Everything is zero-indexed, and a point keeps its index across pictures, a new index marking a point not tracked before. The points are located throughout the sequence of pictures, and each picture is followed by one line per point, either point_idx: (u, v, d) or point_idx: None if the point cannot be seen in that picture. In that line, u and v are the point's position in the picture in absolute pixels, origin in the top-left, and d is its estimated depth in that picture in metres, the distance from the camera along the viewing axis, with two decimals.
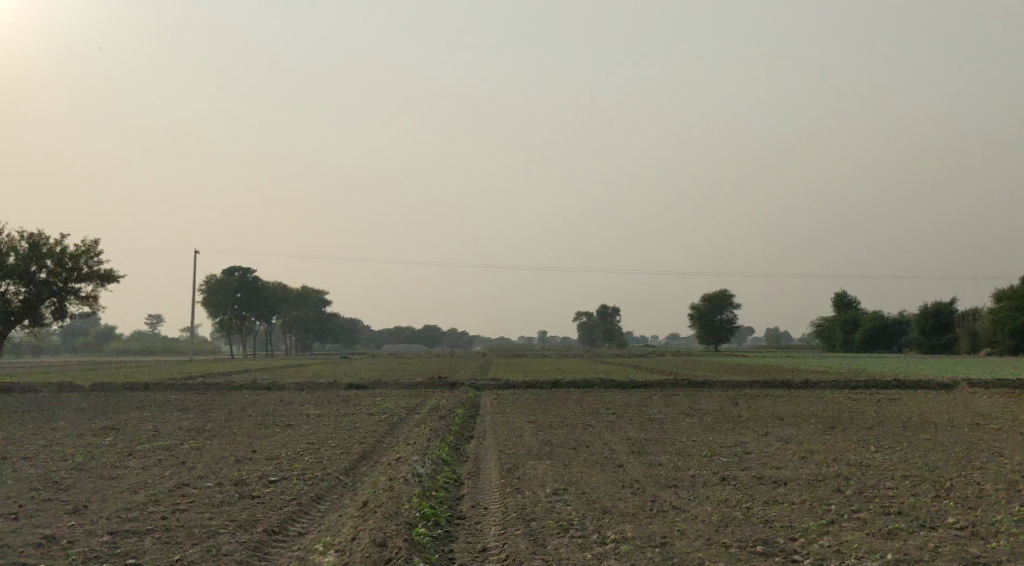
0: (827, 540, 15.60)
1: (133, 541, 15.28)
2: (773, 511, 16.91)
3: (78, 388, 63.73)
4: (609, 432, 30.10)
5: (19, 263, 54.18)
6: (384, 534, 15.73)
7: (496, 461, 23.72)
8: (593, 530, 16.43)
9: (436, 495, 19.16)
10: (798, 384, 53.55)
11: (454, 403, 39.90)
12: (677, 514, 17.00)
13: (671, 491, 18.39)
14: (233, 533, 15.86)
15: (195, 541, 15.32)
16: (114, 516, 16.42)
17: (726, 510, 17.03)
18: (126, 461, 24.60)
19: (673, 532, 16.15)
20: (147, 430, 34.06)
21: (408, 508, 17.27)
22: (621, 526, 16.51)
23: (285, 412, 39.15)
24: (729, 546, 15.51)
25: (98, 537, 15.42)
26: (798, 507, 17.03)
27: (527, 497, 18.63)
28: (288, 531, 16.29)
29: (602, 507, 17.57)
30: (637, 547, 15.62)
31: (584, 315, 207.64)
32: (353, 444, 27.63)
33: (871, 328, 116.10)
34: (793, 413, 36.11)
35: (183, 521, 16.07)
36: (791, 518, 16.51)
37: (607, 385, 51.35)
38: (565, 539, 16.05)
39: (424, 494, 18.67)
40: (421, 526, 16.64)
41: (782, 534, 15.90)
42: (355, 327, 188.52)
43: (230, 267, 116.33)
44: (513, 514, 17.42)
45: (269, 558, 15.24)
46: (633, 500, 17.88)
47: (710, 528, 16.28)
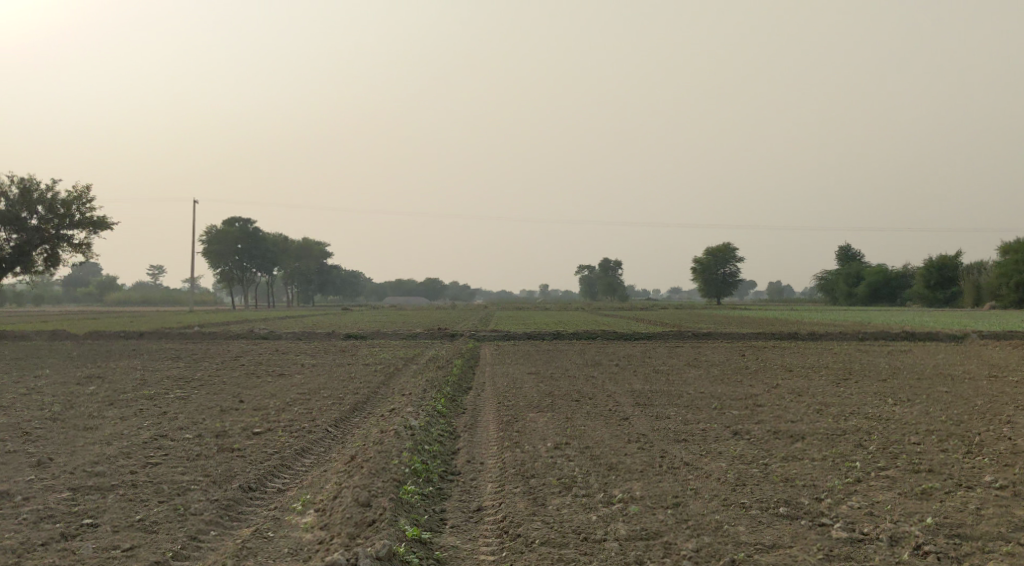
0: (856, 501, 14.56)
1: (94, 499, 14.45)
2: (793, 468, 15.77)
3: (72, 338, 62.52)
4: (613, 383, 28.85)
5: (10, 209, 52.79)
6: (369, 493, 14.72)
7: (493, 414, 22.43)
8: (598, 488, 15.27)
9: (430, 450, 17.91)
10: (805, 336, 52.35)
11: (452, 353, 38.66)
12: (689, 471, 15.80)
13: (682, 446, 17.15)
14: (206, 489, 14.95)
15: (162, 499, 14.51)
16: (78, 470, 15.43)
17: (741, 467, 15.84)
18: (105, 412, 23.39)
19: (685, 491, 15.02)
20: (134, 379, 32.80)
21: (397, 463, 16.01)
22: (629, 484, 15.35)
23: (277, 362, 37.93)
24: (749, 508, 14.48)
25: (56, 493, 14.53)
26: (821, 464, 15.88)
27: (526, 453, 17.39)
28: (267, 488, 15.34)
29: (606, 463, 16.36)
30: (647, 508, 14.54)
31: (586, 268, 206.27)
32: (346, 395, 26.38)
33: (876, 282, 114.76)
34: (802, 365, 34.86)
35: (152, 476, 15.19)
36: (813, 475, 15.39)
37: (610, 337, 50.12)
38: (568, 498, 14.94)
39: (415, 448, 17.44)
40: (410, 483, 15.50)
41: (805, 494, 14.84)
42: (356, 279, 187.36)
43: (230, 218, 114.93)
44: (512, 471, 16.21)
45: (242, 517, 14.41)
46: (640, 456, 16.69)
47: (726, 487, 15.15)
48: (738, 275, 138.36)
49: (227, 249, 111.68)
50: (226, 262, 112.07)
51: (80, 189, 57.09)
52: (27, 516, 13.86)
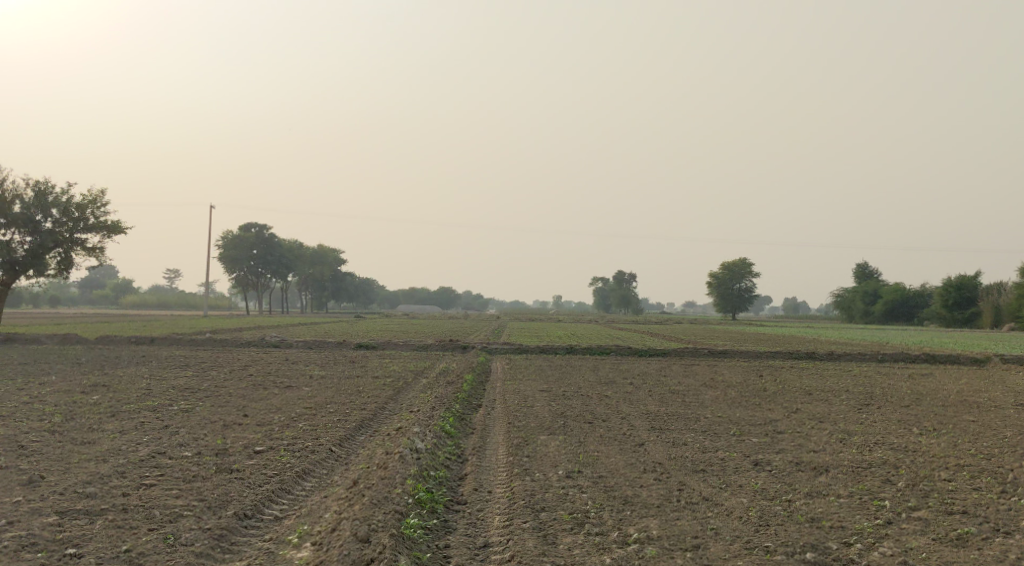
0: (889, 547, 14.94)
1: (83, 524, 15.20)
2: (819, 506, 16.05)
3: (82, 341, 61.98)
4: (627, 404, 28.28)
5: (24, 211, 52.34)
6: (369, 527, 15.34)
7: (503, 435, 21.80)
8: (612, 526, 15.55)
9: (436, 476, 17.78)
10: (823, 356, 51.57)
11: (464, 367, 38.05)
12: (709, 507, 16.04)
13: (696, 477, 17.15)
14: (199, 516, 15.65)
15: (151, 527, 15.19)
16: (69, 491, 15.97)
17: (764, 504, 16.10)
18: (105, 424, 22.86)
19: (706, 532, 15.33)
20: (140, 388, 32.28)
21: (400, 493, 16.47)
22: (645, 521, 15.67)
23: (287, 372, 37.38)
24: (775, 552, 14.82)
25: (42, 518, 15.25)
26: (848, 502, 16.16)
27: (537, 482, 17.18)
28: (263, 515, 16.01)
29: (620, 496, 16.51)
30: (665, 550, 14.91)
31: (600, 280, 205.20)
32: (354, 410, 25.82)
33: (893, 301, 113.57)
34: (820, 388, 34.16)
35: (146, 500, 15.88)
36: (840, 516, 15.74)
37: (624, 353, 49.39)
38: (580, 536, 15.32)
39: (419, 475, 17.41)
40: (413, 515, 16.01)
41: (833, 537, 15.20)
42: (370, 286, 186.82)
43: (247, 223, 114.50)
44: (520, 502, 16.42)
45: (235, 549, 15.12)
46: (655, 488, 16.79)
47: (749, 526, 15.47)
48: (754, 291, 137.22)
49: (242, 255, 111.24)
50: (240, 267, 111.64)
51: (94, 193, 56.68)
52: (11, 544, 14.60)
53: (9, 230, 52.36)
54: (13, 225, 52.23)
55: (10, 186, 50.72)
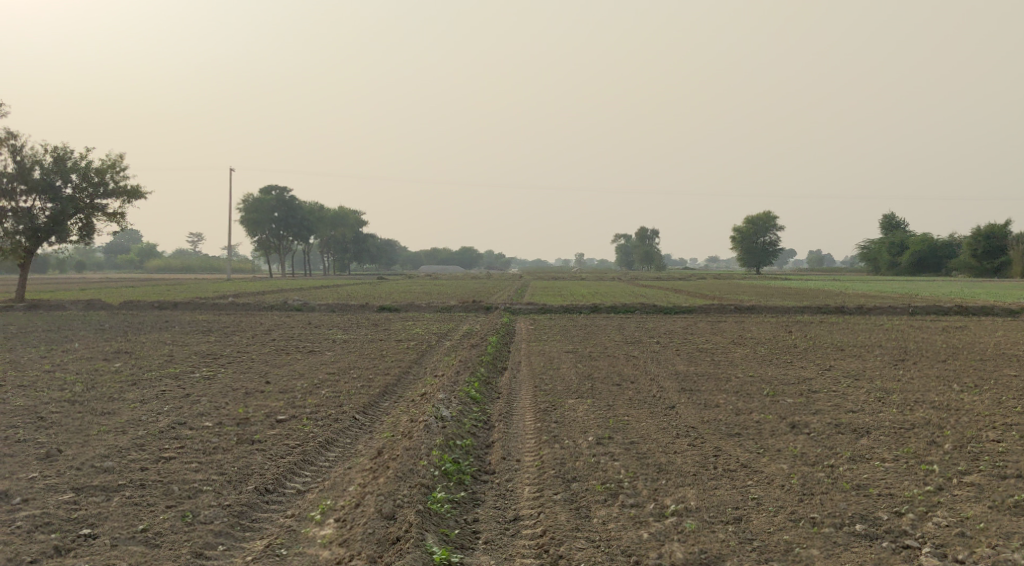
0: (944, 517, 14.85)
1: (99, 501, 15.20)
2: (866, 471, 15.91)
3: (105, 307, 61.76)
4: (655, 364, 27.70)
5: (44, 177, 52.01)
6: (394, 503, 15.27)
7: (529, 399, 21.31)
8: (647, 497, 15.42)
9: (462, 445, 17.38)
10: (853, 310, 50.78)
11: (488, 328, 37.50)
12: (748, 475, 15.88)
13: (731, 441, 16.95)
14: (219, 491, 15.58)
15: (170, 504, 15.19)
16: (86, 466, 15.93)
17: (807, 470, 15.97)
18: (126, 393, 22.51)
19: (747, 503, 15.21)
20: (162, 355, 31.88)
21: (425, 465, 16.28)
22: (681, 491, 15.54)
23: (309, 337, 36.95)
24: (823, 525, 14.75)
25: (58, 495, 15.26)
26: (893, 468, 16.00)
27: (566, 449, 16.89)
28: (284, 489, 15.88)
29: (653, 463, 16.27)
30: (704, 523, 14.84)
31: (623, 237, 204.02)
32: (377, 375, 25.44)
33: (920, 252, 112.29)
34: (853, 344, 33.47)
35: (164, 475, 15.81)
36: (889, 482, 15.62)
37: (649, 310, 48.82)
38: (614, 509, 15.22)
39: (445, 445, 17.10)
40: (439, 489, 15.83)
41: (883, 507, 15.11)
42: (391, 247, 186.58)
43: (267, 185, 114.10)
44: (551, 472, 16.22)
45: (256, 526, 15.06)
46: (690, 454, 16.52)
47: (792, 496, 15.37)
48: (778, 244, 136.00)
49: (264, 218, 111.00)
50: (263, 230, 111.44)
51: (113, 158, 56.29)
52: (23, 524, 14.61)
53: (30, 197, 52.09)
54: (33, 192, 51.93)
55: (28, 152, 50.32)
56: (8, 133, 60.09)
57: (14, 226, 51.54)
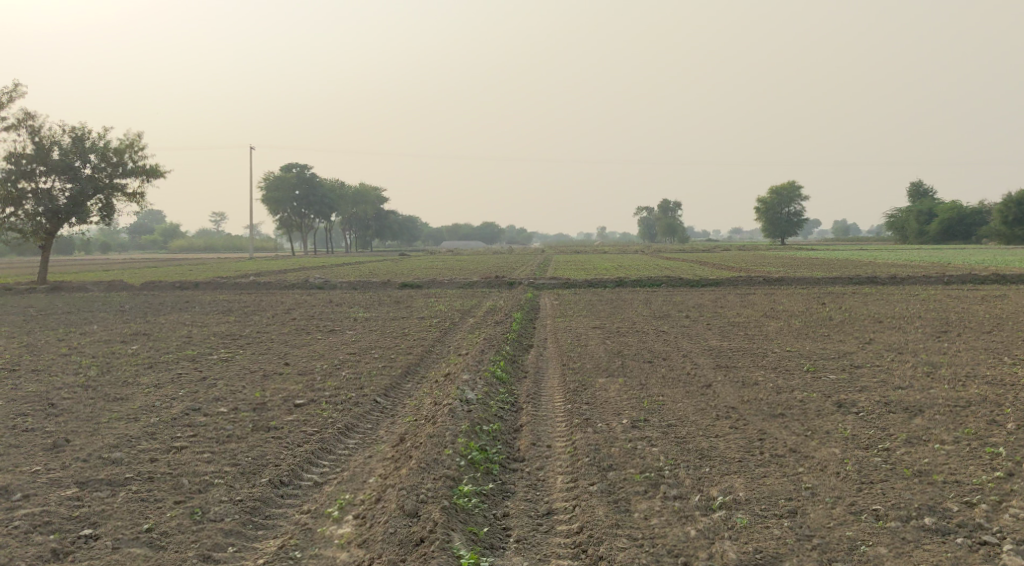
0: (1019, 507, 14.36)
1: (104, 497, 14.66)
2: (929, 456, 15.46)
3: (126, 288, 61.18)
4: (687, 339, 26.83)
5: (63, 158, 51.36)
6: (417, 499, 14.61)
7: (559, 377, 20.56)
8: (690, 488, 14.96)
9: (489, 431, 16.67)
10: (885, 280, 49.65)
11: (512, 304, 36.61)
12: (800, 462, 15.43)
13: (775, 424, 16.46)
14: (232, 485, 15.00)
15: (179, 500, 14.64)
16: (93, 458, 15.40)
17: (862, 455, 15.52)
18: (143, 375, 21.83)
19: (801, 493, 14.78)
20: (181, 336, 31.17)
21: (451, 454, 15.63)
22: (727, 481, 15.04)
23: (331, 316, 36.17)
24: (888, 520, 14.29)
25: (60, 491, 14.74)
26: (957, 452, 15.55)
27: (600, 435, 16.29)
28: (300, 481, 15.28)
29: (695, 449, 15.81)
30: (755, 518, 14.36)
31: (644, 210, 202.47)
32: (400, 354, 24.71)
33: (949, 219, 110.45)
34: (889, 317, 32.48)
35: (174, 468, 15.23)
36: (955, 468, 15.17)
37: (676, 282, 47.89)
38: (657, 502, 14.71)
39: (470, 431, 16.40)
40: (467, 481, 15.16)
41: (953, 496, 14.66)
42: (412, 224, 185.83)
43: (287, 163, 113.43)
44: (584, 460, 15.65)
45: (269, 523, 14.48)
46: (733, 437, 16.11)
47: (850, 485, 14.92)
48: (803, 215, 134.38)
49: (286, 196, 110.35)
50: (284, 208, 110.80)
51: (132, 138, 55.65)
52: (22, 524, 14.09)
53: (49, 178, 51.46)
54: (53, 172, 51.29)
55: (46, 132, 49.65)
56: (25, 114, 59.46)
57: (34, 208, 50.93)
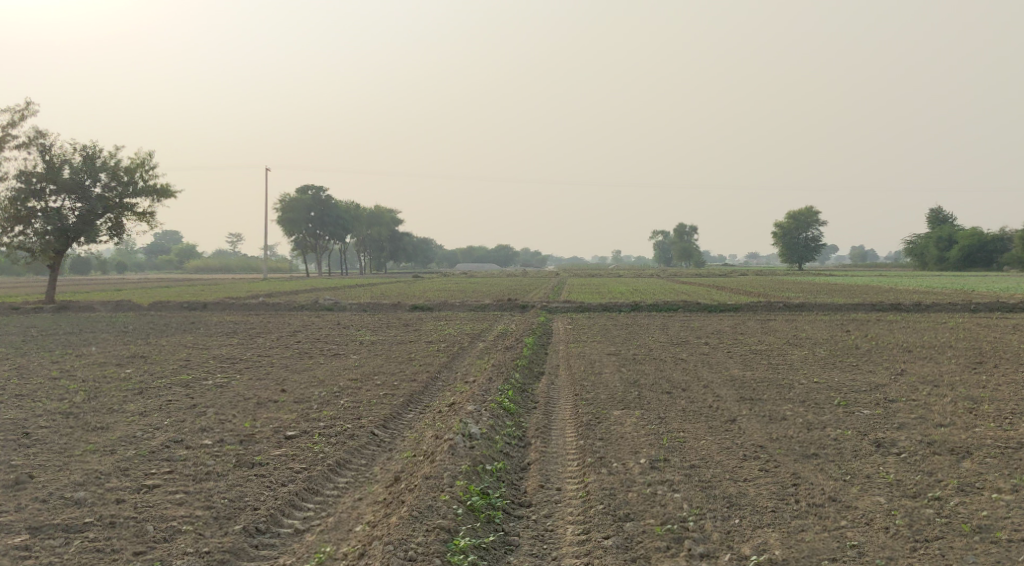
0: None
1: (56, 545, 13.59)
2: (986, 507, 14.15)
3: (134, 308, 60.05)
4: (707, 368, 25.49)
5: (73, 177, 50.41)
6: (408, 554, 13.42)
7: (572, 408, 19.31)
8: (718, 544, 13.65)
9: (493, 471, 15.45)
10: (910, 306, 48.19)
11: (524, 328, 35.31)
12: (836, 512, 14.13)
13: (808, 465, 15.21)
14: (201, 533, 13.88)
15: (138, 549, 13.56)
16: (53, 499, 14.35)
17: (908, 505, 14.21)
18: (131, 401, 20.62)
19: (845, 552, 13.45)
20: (179, 359, 29.88)
21: (448, 501, 14.42)
22: (757, 535, 13.74)
23: (337, 339, 34.87)
24: None
25: (10, 537, 13.69)
26: (1016, 501, 14.22)
27: (615, 477, 15.03)
28: (278, 528, 14.15)
29: (720, 496, 14.49)
30: None
31: (660, 234, 201.10)
32: (405, 381, 23.45)
33: (970, 246, 108.56)
34: (918, 347, 31.05)
35: (139, 513, 14.15)
36: (1016, 521, 13.84)
37: (693, 307, 46.49)
38: (682, 560, 13.40)
39: (470, 472, 15.19)
40: (465, 534, 13.94)
41: (1016, 555, 13.33)
42: (427, 246, 184.87)
43: (303, 185, 112.60)
44: (599, 508, 14.37)
45: None
46: (765, 482, 14.81)
47: (898, 541, 13.60)
48: (821, 240, 132.73)
49: (301, 217, 109.39)
50: (300, 230, 109.83)
51: (144, 156, 54.72)
52: None
53: (59, 197, 50.50)
54: (63, 191, 50.33)
55: (56, 151, 48.69)
56: (36, 131, 58.68)
57: (43, 227, 49.92)
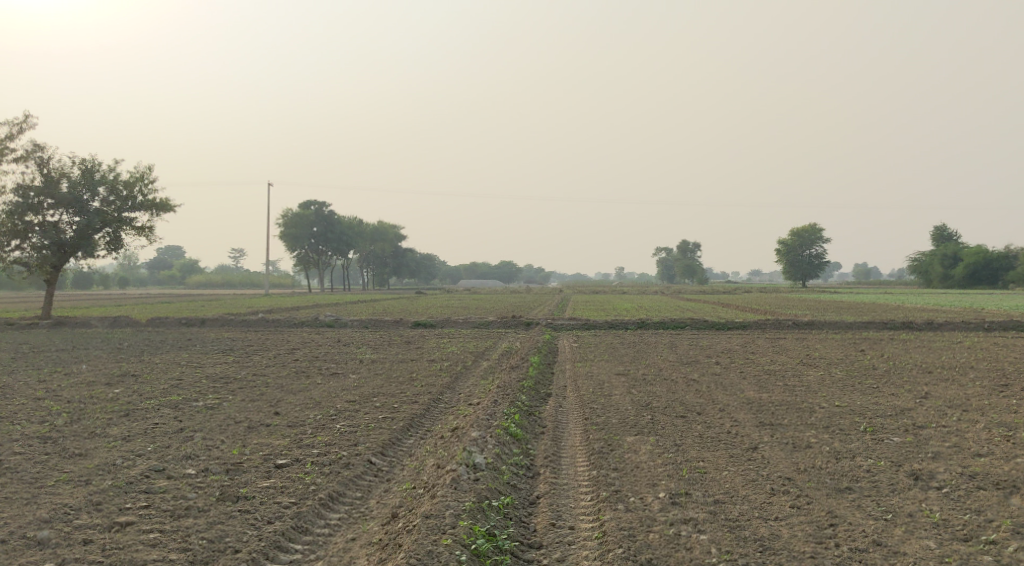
0: None
1: None
2: None
3: (131, 324, 58.86)
4: (722, 390, 24.38)
5: (71, 191, 49.34)
6: None
7: (582, 432, 18.27)
8: None
9: (500, 507, 14.49)
10: (922, 324, 47.12)
11: (528, 347, 34.16)
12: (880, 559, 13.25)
13: (843, 503, 14.33)
14: None
15: None
16: (15, 539, 13.39)
17: (960, 550, 13.38)
18: (116, 424, 19.50)
19: None
20: (170, 378, 28.72)
21: (456, 544, 13.46)
22: None
23: (335, 357, 33.72)
24: None
25: None
26: None
27: (634, 515, 14.10)
28: None
29: (751, 540, 13.56)
30: None
31: (663, 251, 199.99)
32: (406, 403, 22.34)
33: (976, 264, 107.45)
34: (937, 368, 29.93)
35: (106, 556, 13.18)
36: None
37: (701, 325, 45.39)
38: None
39: (474, 509, 14.21)
40: None
41: None
42: (430, 261, 183.87)
43: (305, 201, 111.54)
44: (621, 553, 13.44)
45: None
46: (799, 523, 13.90)
47: None
48: (825, 257, 131.70)
49: (303, 233, 108.34)
50: (302, 245, 108.72)
51: (143, 170, 53.72)
52: None
53: (56, 211, 49.43)
54: (60, 205, 49.30)
55: (54, 164, 47.66)
56: (34, 146, 57.70)
57: (39, 242, 48.86)
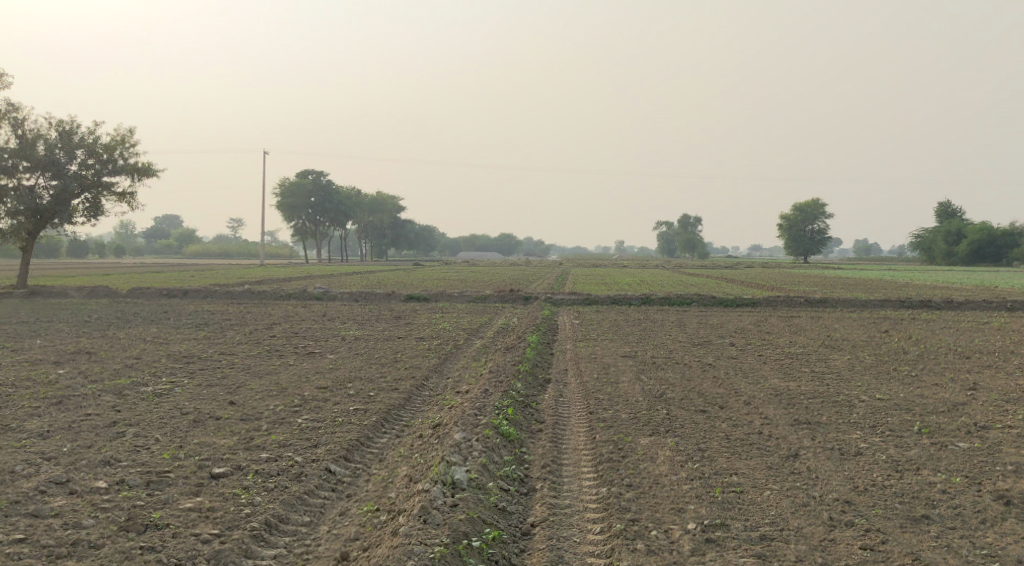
0: None
1: None
2: None
3: (112, 294, 55.90)
4: (743, 377, 21.56)
5: (48, 152, 46.26)
6: None
7: (586, 427, 15.72)
8: None
9: (481, 547, 12.60)
10: (942, 302, 44.15)
11: (526, 324, 31.35)
12: None
13: (927, 541, 12.69)
14: None
15: None
16: None
17: None
18: (42, 413, 16.87)
19: None
20: (129, 357, 25.87)
21: None
22: None
23: (315, 334, 30.93)
24: None
25: None
26: None
27: (663, 558, 12.46)
28: None
29: None
30: None
31: (663, 224, 196.38)
32: (385, 389, 19.58)
33: (979, 241, 104.16)
34: (974, 353, 27.08)
35: None
36: None
37: (708, 301, 42.55)
38: None
39: (447, 556, 12.34)
40: None
41: None
42: (428, 232, 180.55)
43: (303, 170, 108.46)
44: None
45: None
46: None
47: None
48: (826, 233, 128.70)
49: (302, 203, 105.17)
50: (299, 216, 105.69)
51: (125, 133, 50.65)
52: None
53: (32, 174, 46.35)
54: (35, 168, 46.17)
55: (29, 125, 44.63)
56: (11, 106, 54.49)
57: (13, 207, 45.83)
